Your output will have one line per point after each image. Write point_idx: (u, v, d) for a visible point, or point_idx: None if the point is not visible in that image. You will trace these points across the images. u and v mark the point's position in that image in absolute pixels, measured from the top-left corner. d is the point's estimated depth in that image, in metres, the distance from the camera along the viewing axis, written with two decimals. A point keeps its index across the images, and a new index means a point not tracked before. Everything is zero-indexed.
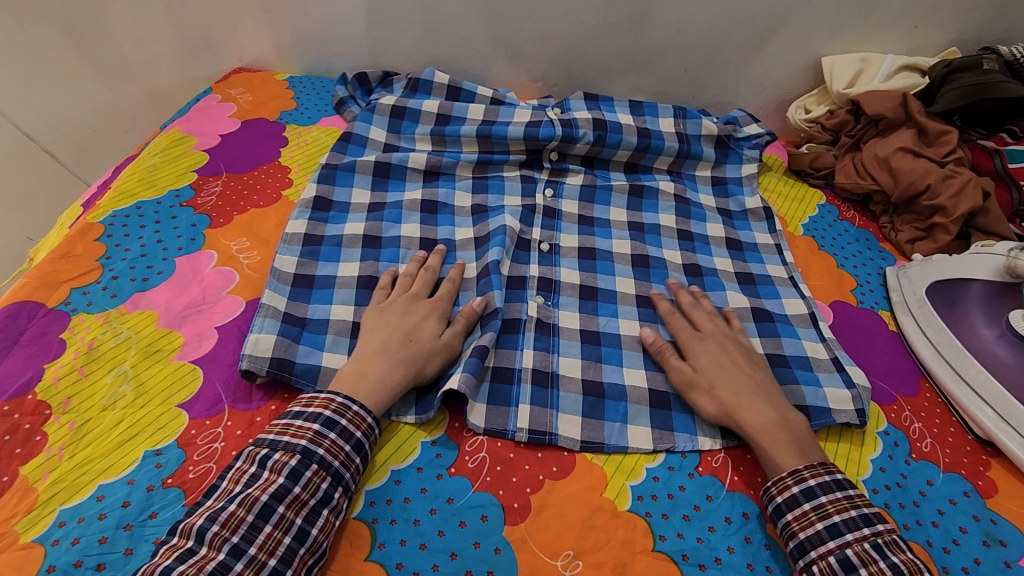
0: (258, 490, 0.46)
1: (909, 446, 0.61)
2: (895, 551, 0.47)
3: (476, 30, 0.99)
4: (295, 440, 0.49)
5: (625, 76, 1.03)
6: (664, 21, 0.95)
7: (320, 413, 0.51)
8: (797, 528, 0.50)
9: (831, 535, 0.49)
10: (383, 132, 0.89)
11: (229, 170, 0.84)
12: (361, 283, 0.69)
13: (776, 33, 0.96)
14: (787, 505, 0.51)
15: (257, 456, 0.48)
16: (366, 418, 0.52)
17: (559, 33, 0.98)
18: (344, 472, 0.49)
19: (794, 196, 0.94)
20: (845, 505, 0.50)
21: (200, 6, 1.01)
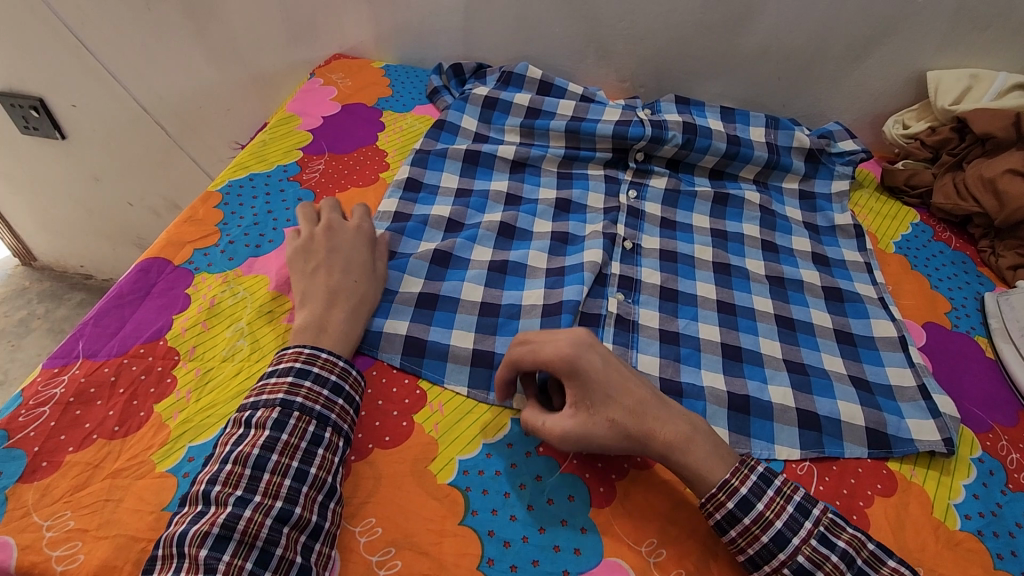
0: (248, 446, 0.49)
1: (1005, 476, 0.59)
2: (840, 532, 0.49)
3: (570, 27, 1.01)
4: (273, 396, 0.52)
5: (715, 80, 1.02)
6: (763, 26, 0.94)
7: (292, 366, 0.54)
8: (745, 544, 0.49)
9: (779, 545, 0.48)
10: (474, 121, 0.92)
11: (332, 150, 0.89)
12: (434, 258, 0.71)
13: (879, 44, 0.94)
14: (729, 523, 0.49)
15: (242, 418, 0.51)
16: (337, 363, 0.55)
17: (653, 35, 0.99)
18: (328, 414, 0.52)
19: (886, 213, 0.91)
20: (780, 504, 0.50)
21: None
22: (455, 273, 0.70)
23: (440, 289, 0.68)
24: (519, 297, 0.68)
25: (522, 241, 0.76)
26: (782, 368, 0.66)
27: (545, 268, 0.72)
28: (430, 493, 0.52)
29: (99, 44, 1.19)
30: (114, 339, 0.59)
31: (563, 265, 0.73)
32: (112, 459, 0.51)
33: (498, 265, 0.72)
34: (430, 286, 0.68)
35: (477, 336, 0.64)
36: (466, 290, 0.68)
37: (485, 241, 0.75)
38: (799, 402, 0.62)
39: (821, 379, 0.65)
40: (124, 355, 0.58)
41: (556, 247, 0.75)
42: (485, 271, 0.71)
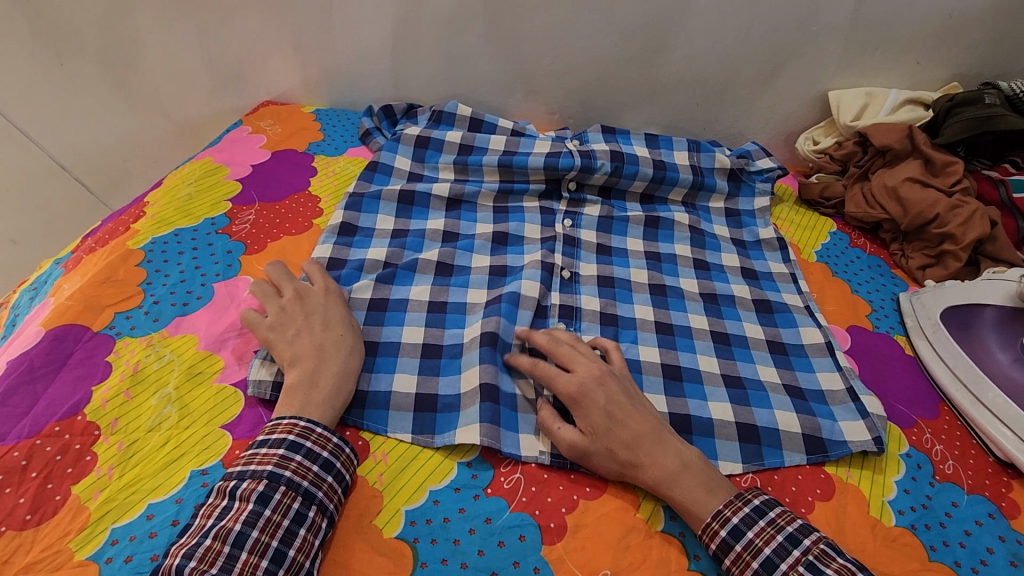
0: (229, 521, 0.47)
1: (932, 468, 0.63)
2: (828, 562, 0.49)
3: (497, 63, 1.03)
4: (261, 467, 0.50)
5: (638, 108, 1.07)
6: (679, 56, 1.00)
7: (284, 437, 0.52)
8: (738, 571, 0.50)
9: (768, 572, 0.49)
10: (407, 160, 0.92)
11: (263, 199, 0.87)
12: (370, 304, 0.70)
13: (784, 68, 1.01)
14: (722, 551, 0.51)
15: (225, 490, 0.49)
16: (331, 437, 0.53)
17: (576, 69, 1.03)
18: (315, 491, 0.50)
19: (806, 224, 0.97)
20: (770, 532, 0.51)
21: (233, 42, 1.05)
22: (394, 316, 0.69)
23: (379, 335, 0.67)
24: (460, 334, 0.68)
25: (461, 277, 0.76)
26: (720, 384, 0.68)
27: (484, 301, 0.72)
28: (377, 549, 0.50)
29: (8, 103, 1.13)
30: (25, 418, 0.55)
31: (501, 294, 0.73)
32: (23, 552, 0.47)
33: (436, 304, 0.72)
34: (369, 332, 0.67)
35: (420, 379, 0.63)
36: (406, 333, 0.68)
37: (422, 281, 0.74)
38: (739, 416, 0.64)
39: (757, 392, 0.67)
40: (37, 435, 0.54)
41: (494, 280, 0.76)
42: (423, 311, 0.70)
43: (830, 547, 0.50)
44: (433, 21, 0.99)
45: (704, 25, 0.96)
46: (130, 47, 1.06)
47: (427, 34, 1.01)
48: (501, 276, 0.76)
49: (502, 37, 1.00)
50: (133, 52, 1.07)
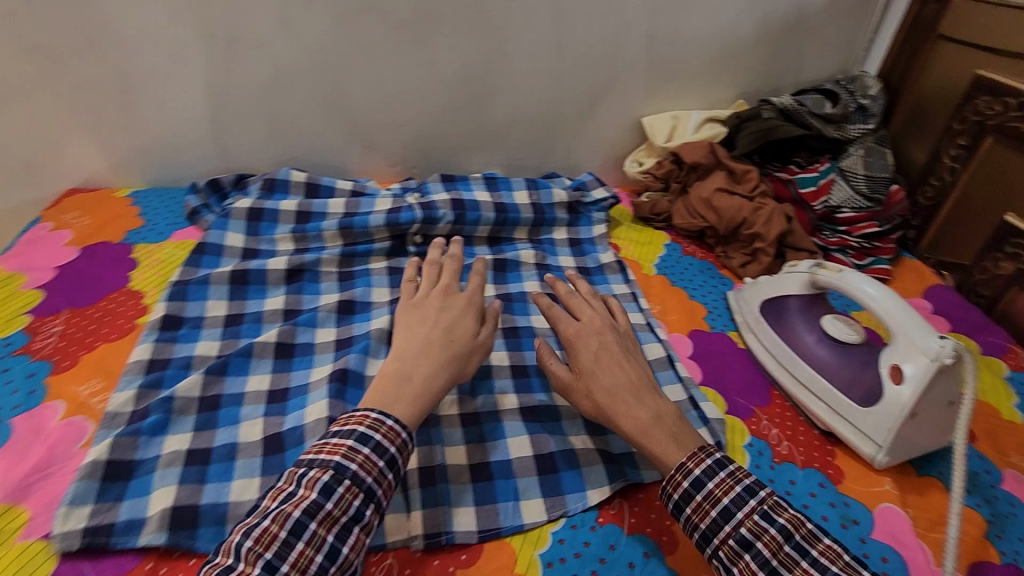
0: (290, 508, 0.49)
1: (771, 452, 0.70)
2: (780, 512, 0.51)
3: (323, 126, 1.01)
4: (329, 457, 0.51)
5: (477, 152, 1.10)
6: (502, 99, 1.04)
7: (355, 429, 0.53)
8: (697, 519, 0.53)
9: (726, 519, 0.52)
10: (240, 236, 0.87)
11: (70, 305, 0.77)
12: (201, 406, 0.65)
13: (601, 102, 1.09)
14: (684, 500, 0.54)
15: (294, 476, 0.51)
16: (400, 433, 0.55)
17: (409, 121, 1.04)
18: (376, 488, 0.52)
19: (643, 240, 1.05)
20: (729, 484, 0.53)
21: (19, 130, 0.94)
22: (229, 414, 0.65)
23: (213, 439, 0.62)
24: (302, 417, 0.64)
25: (302, 357, 0.73)
26: (577, 416, 0.70)
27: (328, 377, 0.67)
28: None
29: None
30: None
31: (346, 365, 0.68)
32: None
33: (279, 393, 0.68)
34: (200, 438, 0.62)
35: (263, 481, 0.59)
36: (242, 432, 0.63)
37: (261, 369, 0.70)
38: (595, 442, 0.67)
39: None
40: None
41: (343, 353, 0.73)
42: (263, 404, 0.66)
43: (784, 501, 0.52)
44: (245, 90, 0.95)
45: (522, 68, 1.02)
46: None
47: (242, 103, 0.96)
48: (347, 347, 0.73)
49: (326, 99, 0.98)
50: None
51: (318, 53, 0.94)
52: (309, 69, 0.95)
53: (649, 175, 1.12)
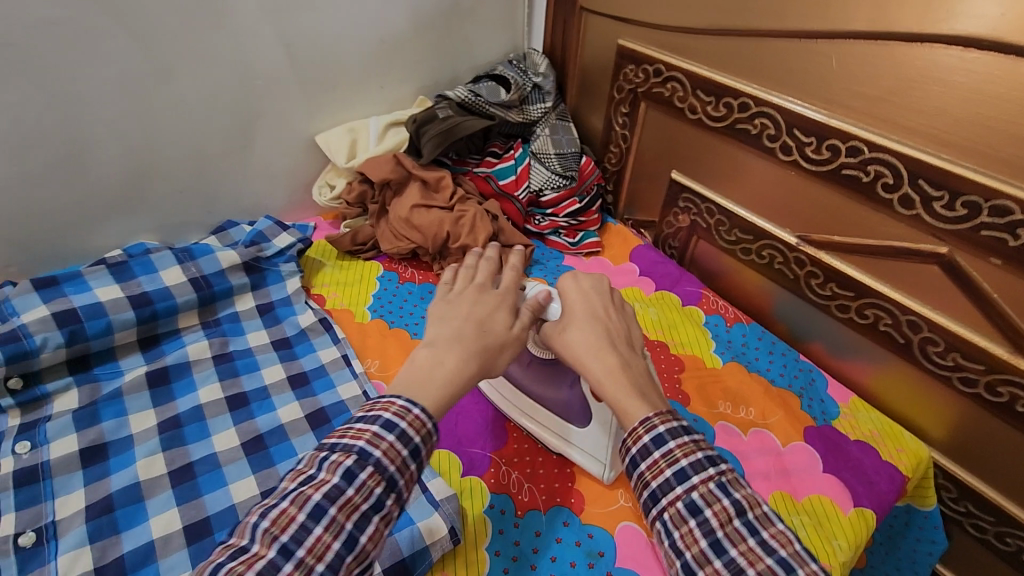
0: (314, 489, 0.47)
1: None
2: (738, 487, 0.51)
3: (135, 142, 0.85)
4: (353, 440, 0.49)
5: (338, 117, 1.03)
6: (324, 51, 0.95)
7: (381, 412, 0.51)
8: (649, 476, 0.53)
9: (678, 480, 0.51)
10: (116, 288, 0.75)
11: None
12: (174, 479, 0.63)
13: (428, 29, 1.04)
14: (671, 433, 0.54)
15: (321, 455, 0.50)
16: (425, 423, 0.52)
17: (253, 105, 0.93)
18: (398, 477, 0.49)
19: (541, 174, 1.08)
20: (692, 448, 0.53)
21: None
22: (209, 478, 0.64)
23: (205, 507, 0.62)
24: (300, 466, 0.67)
25: (260, 402, 0.73)
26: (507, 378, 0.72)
27: (305, 422, 0.71)
28: None
29: None
30: None
31: (321, 407, 0.73)
32: None
33: (253, 441, 0.69)
34: (190, 512, 0.61)
35: None
36: (234, 492, 0.63)
37: (221, 425, 0.70)
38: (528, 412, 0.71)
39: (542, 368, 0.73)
40: None
41: (304, 391, 0.75)
42: (243, 455, 0.67)
43: (744, 479, 0.52)
44: (12, 128, 0.76)
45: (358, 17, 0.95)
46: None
47: (16, 146, 0.77)
48: (304, 383, 0.76)
49: (124, 110, 0.82)
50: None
51: (87, 62, 0.77)
52: (84, 81, 0.78)
53: (518, 94, 1.07)
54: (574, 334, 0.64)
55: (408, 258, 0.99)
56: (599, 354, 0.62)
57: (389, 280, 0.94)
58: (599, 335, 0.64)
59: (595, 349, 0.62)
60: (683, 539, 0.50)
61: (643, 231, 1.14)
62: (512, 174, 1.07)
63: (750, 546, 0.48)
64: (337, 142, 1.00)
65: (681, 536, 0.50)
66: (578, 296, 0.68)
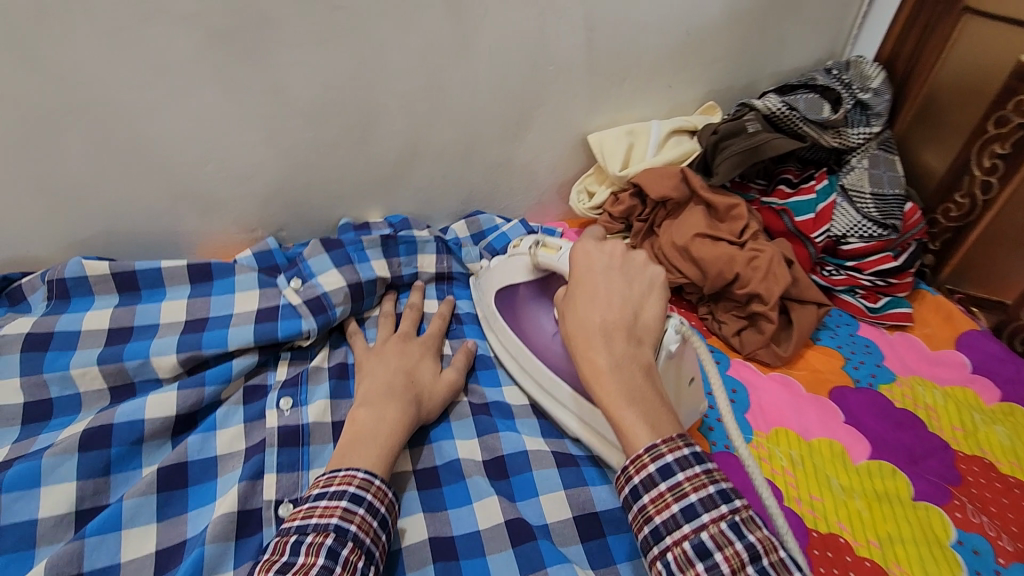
0: (300, 573, 0.46)
1: (992, 551, 0.59)
2: (753, 528, 0.45)
3: (416, 121, 0.79)
4: (325, 519, 0.50)
5: (611, 119, 0.89)
6: (625, 39, 0.81)
7: (344, 488, 0.52)
8: (654, 511, 0.47)
9: (686, 518, 0.46)
10: (383, 263, 0.78)
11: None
12: (420, 482, 0.63)
13: (741, 20, 0.86)
14: (645, 486, 0.48)
15: (289, 541, 0.49)
16: (387, 490, 0.55)
17: (534, 95, 0.82)
18: (375, 548, 0.51)
19: (853, 216, 0.85)
20: (702, 481, 0.47)
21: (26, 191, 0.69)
22: (452, 494, 0.63)
23: (450, 526, 0.60)
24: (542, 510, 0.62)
25: (503, 419, 0.71)
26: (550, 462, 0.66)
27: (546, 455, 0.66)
28: None
29: None
30: None
31: (559, 445, 0.69)
32: None
33: (495, 465, 0.66)
34: (435, 523, 0.60)
35: None
36: (479, 517, 0.61)
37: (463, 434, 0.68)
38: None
39: (521, 476, 0.65)
40: None
41: (545, 425, 0.71)
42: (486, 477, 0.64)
43: (760, 520, 0.46)
44: (316, 94, 0.72)
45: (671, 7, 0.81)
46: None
47: (314, 112, 0.74)
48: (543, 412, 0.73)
49: (414, 87, 0.76)
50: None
51: (395, 32, 0.70)
52: (388, 51, 0.72)
53: (845, 111, 0.85)
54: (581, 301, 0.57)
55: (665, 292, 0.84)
56: (624, 353, 0.54)
57: None
58: (626, 320, 0.56)
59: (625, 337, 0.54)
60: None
61: (977, 311, 0.88)
62: (812, 211, 0.85)
63: None
64: (613, 144, 0.86)
65: None
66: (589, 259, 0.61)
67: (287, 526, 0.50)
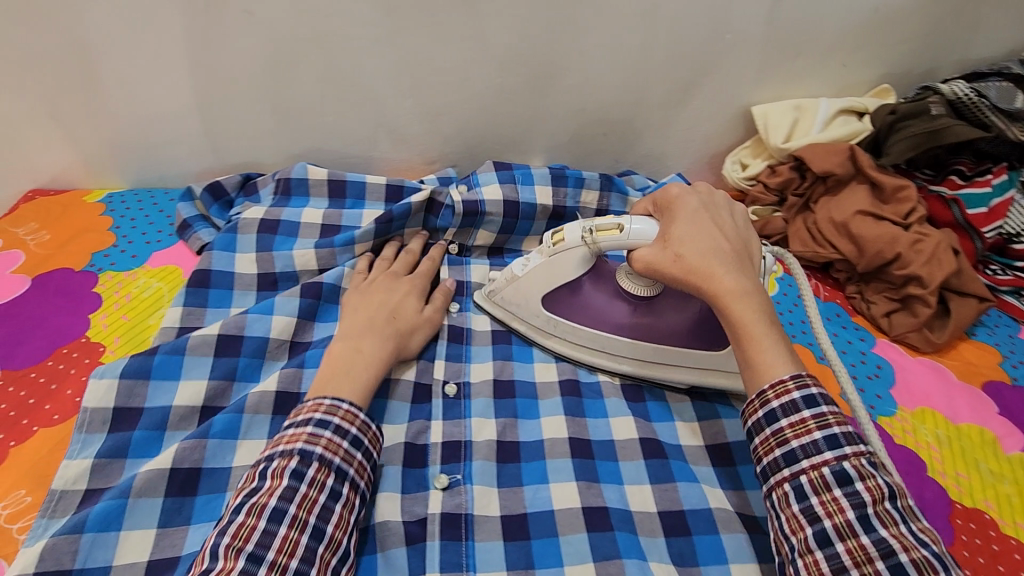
0: (263, 497, 0.49)
1: None
2: (885, 473, 0.49)
3: (594, 78, 0.84)
4: (291, 446, 0.52)
5: (781, 95, 0.90)
6: (809, 13, 0.81)
7: (310, 417, 0.54)
8: (792, 435, 0.51)
9: (829, 446, 0.50)
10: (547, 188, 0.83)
11: (5, 367, 0.61)
12: (564, 389, 0.67)
13: (931, 3, 0.84)
14: (785, 410, 0.52)
15: (257, 471, 0.51)
16: (358, 414, 0.55)
17: (712, 64, 0.84)
18: (347, 467, 0.52)
19: None
20: (845, 421, 0.51)
21: (259, 110, 0.80)
22: (592, 406, 0.66)
23: (588, 431, 0.63)
24: (676, 435, 0.64)
25: None
26: (685, 399, 0.67)
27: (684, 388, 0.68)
28: None
29: None
30: None
31: None
32: None
33: (634, 392, 0.68)
34: (575, 427, 0.63)
35: (657, 490, 0.59)
36: (615, 428, 0.64)
37: None
38: (734, 504, 0.59)
39: (657, 403, 0.67)
40: None
41: None
42: (623, 399, 0.67)
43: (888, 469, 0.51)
44: (513, 43, 0.78)
45: None
46: (150, 149, 0.83)
47: (507, 60, 0.80)
48: None
49: (601, 45, 0.80)
50: (153, 157, 0.84)
51: None
52: (585, 8, 0.76)
53: None
54: (684, 227, 0.61)
55: (813, 268, 0.85)
56: (734, 270, 0.58)
57: (791, 285, 0.83)
58: (721, 244, 0.60)
59: (731, 262, 0.59)
60: (824, 506, 0.48)
61: None
62: (986, 206, 0.82)
63: (902, 531, 0.46)
64: (779, 118, 0.88)
65: (823, 504, 0.48)
66: (685, 202, 0.64)
67: (259, 457, 0.53)
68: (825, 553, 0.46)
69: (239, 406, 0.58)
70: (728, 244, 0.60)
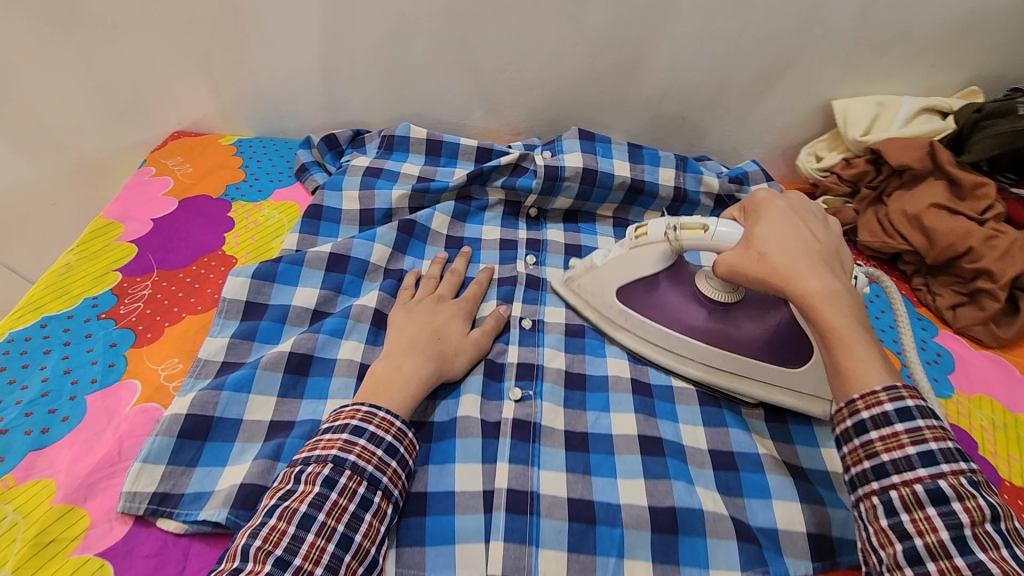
0: (295, 502, 0.49)
1: None
2: (987, 491, 0.45)
3: (679, 62, 0.89)
4: (327, 451, 0.52)
5: (863, 90, 0.92)
6: (900, 10, 0.84)
7: (348, 423, 0.54)
8: (881, 448, 0.47)
9: (922, 462, 0.46)
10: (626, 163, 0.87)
11: (161, 266, 0.73)
12: None
13: None
14: (875, 422, 0.48)
15: (293, 473, 0.51)
16: (394, 422, 0.55)
17: (796, 55, 0.88)
18: (379, 476, 0.52)
19: None
20: (941, 435, 0.47)
21: (375, 74, 0.90)
22: None
23: (648, 376, 0.69)
24: None
25: None
26: None
27: None
28: None
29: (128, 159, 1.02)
30: (112, 477, 0.53)
31: None
32: None
33: None
34: (637, 370, 0.69)
35: (709, 432, 0.64)
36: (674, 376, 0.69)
37: None
38: (783, 453, 0.63)
39: None
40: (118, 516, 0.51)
41: None
42: None
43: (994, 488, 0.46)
44: (608, 24, 0.85)
45: None
46: (278, 102, 0.95)
47: (600, 41, 0.87)
48: None
49: (690, 32, 0.85)
50: (279, 110, 0.96)
51: None
52: None
53: None
54: (770, 229, 0.58)
55: (880, 258, 0.88)
56: (824, 272, 0.54)
57: None
58: (809, 243, 0.56)
59: (822, 266, 0.54)
60: (915, 524, 0.44)
61: None
62: None
63: (1002, 555, 0.41)
64: (860, 112, 0.90)
65: (913, 522, 0.44)
66: (769, 205, 0.61)
67: (294, 459, 0.53)
68: (914, 570, 0.43)
69: (345, 313, 0.68)
70: (819, 249, 0.56)
